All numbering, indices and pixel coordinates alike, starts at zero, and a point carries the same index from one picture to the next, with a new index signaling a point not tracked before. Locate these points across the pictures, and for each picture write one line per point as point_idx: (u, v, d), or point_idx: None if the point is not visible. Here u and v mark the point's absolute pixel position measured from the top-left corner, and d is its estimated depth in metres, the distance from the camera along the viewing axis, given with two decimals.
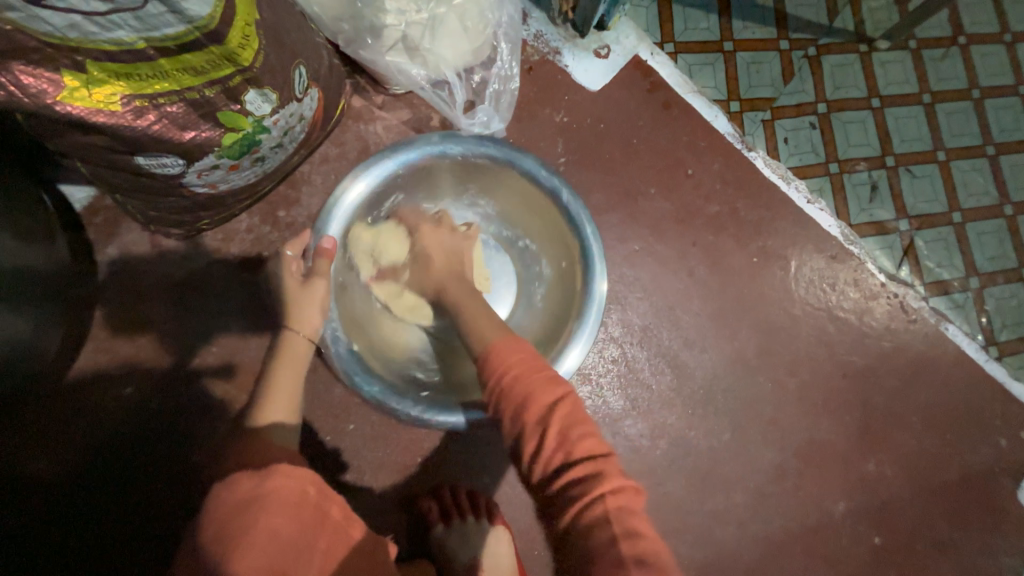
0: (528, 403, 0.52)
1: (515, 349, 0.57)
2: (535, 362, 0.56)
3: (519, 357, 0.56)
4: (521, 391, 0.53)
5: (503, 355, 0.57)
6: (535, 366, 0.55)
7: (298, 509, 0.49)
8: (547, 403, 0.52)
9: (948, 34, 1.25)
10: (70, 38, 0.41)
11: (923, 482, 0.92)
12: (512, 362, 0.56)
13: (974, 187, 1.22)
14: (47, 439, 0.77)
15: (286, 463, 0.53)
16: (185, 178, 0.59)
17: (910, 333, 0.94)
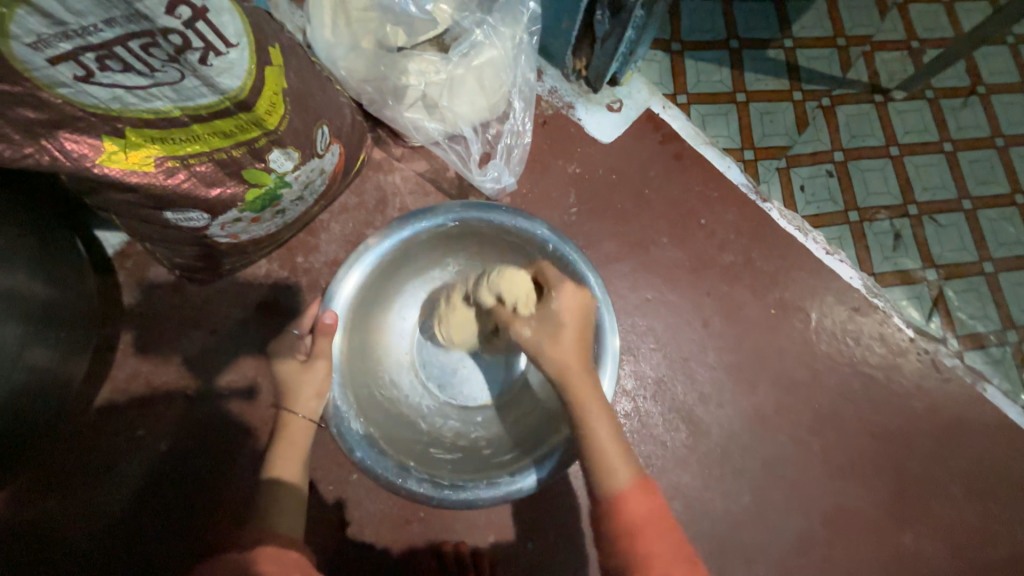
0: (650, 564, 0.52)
1: (643, 502, 0.55)
2: (662, 519, 0.55)
3: (647, 511, 0.55)
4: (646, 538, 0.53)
5: (630, 506, 0.54)
6: (663, 525, 0.55)
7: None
8: (675, 574, 0.51)
9: (966, 84, 1.24)
10: (113, 109, 0.44)
11: (969, 562, 0.83)
12: (636, 514, 0.54)
13: (1005, 236, 1.18)
14: (59, 480, 0.78)
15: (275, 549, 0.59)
16: (209, 230, 0.62)
17: (945, 393, 0.88)
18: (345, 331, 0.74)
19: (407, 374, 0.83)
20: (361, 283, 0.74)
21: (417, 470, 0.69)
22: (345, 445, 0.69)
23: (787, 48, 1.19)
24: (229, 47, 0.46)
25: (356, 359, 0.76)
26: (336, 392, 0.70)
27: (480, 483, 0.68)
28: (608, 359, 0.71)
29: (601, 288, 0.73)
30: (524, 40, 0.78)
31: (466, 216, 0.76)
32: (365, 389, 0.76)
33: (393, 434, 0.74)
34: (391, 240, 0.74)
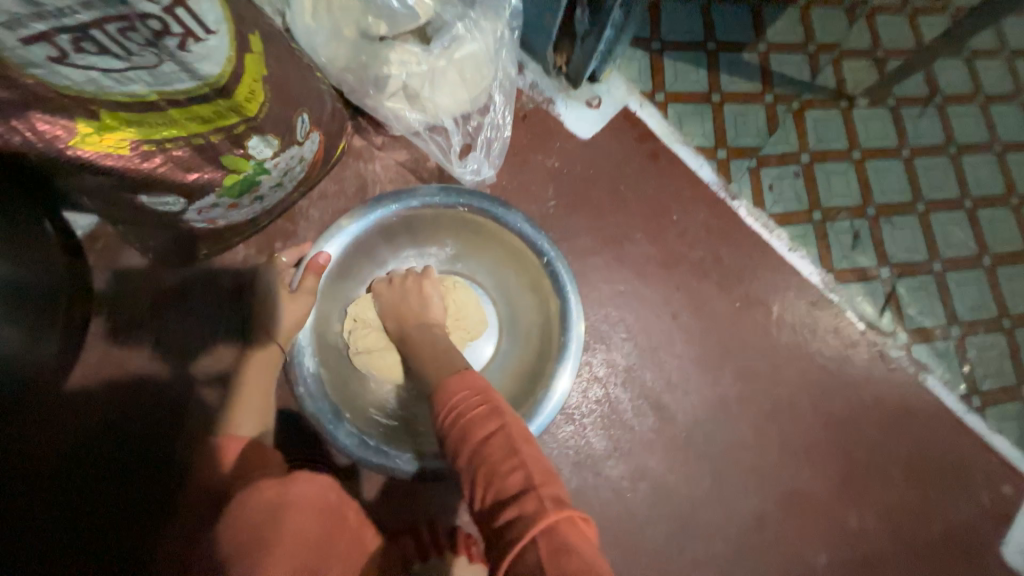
0: (480, 426, 0.52)
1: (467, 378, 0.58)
2: (485, 389, 0.56)
3: (469, 386, 0.57)
4: (462, 424, 0.53)
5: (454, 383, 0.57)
6: (483, 395, 0.55)
7: (319, 511, 0.58)
8: (485, 433, 0.51)
9: (924, 92, 1.32)
10: (88, 91, 0.44)
11: (905, 537, 0.91)
12: (462, 388, 0.56)
13: (953, 237, 1.26)
14: (21, 461, 0.77)
15: (307, 472, 0.61)
16: (186, 215, 0.62)
17: (889, 382, 0.95)
18: (329, 276, 0.78)
19: None
20: (353, 241, 0.78)
21: (348, 423, 0.72)
22: (293, 378, 0.72)
23: (760, 52, 1.23)
24: (209, 34, 0.45)
25: (329, 307, 0.81)
26: (305, 326, 0.75)
27: (402, 456, 0.72)
28: (567, 360, 0.76)
29: (579, 313, 0.77)
30: (505, 35, 0.79)
31: (475, 204, 0.78)
32: (329, 333, 0.80)
33: (342, 385, 0.77)
34: (399, 206, 0.78)
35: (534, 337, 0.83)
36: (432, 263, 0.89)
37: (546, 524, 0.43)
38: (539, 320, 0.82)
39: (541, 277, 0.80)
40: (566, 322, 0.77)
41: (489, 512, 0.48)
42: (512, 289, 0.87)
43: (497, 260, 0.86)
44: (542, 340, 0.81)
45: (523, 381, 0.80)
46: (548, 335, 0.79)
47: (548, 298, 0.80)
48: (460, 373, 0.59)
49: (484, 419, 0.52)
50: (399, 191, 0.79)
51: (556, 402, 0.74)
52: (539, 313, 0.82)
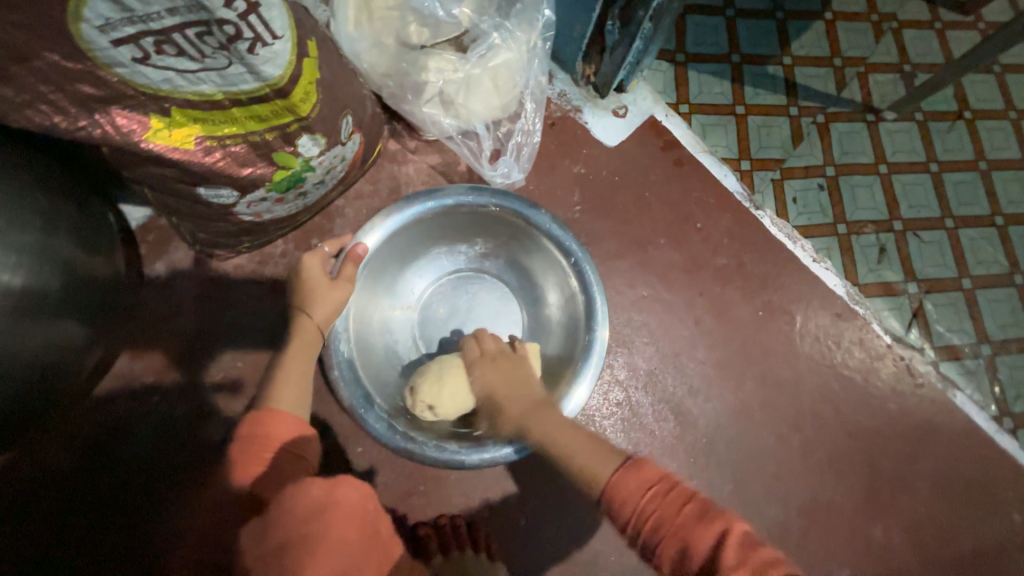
0: (690, 541, 0.49)
1: (636, 478, 0.54)
2: (665, 487, 0.53)
3: (644, 488, 0.53)
4: (672, 534, 0.50)
5: (624, 491, 0.54)
6: (675, 500, 0.52)
7: (360, 524, 0.53)
8: (708, 545, 0.48)
9: (954, 108, 1.31)
10: (163, 89, 0.48)
11: (934, 557, 0.89)
12: (640, 494, 0.53)
13: (984, 254, 1.24)
14: (63, 447, 0.81)
15: (350, 476, 0.56)
16: (237, 208, 0.66)
17: (917, 397, 0.94)
18: (365, 266, 0.82)
19: (406, 331, 0.89)
20: (391, 234, 0.81)
21: (379, 409, 0.75)
22: (329, 361, 0.75)
23: (785, 65, 1.24)
24: (275, 39, 0.50)
25: (365, 297, 0.84)
26: (341, 315, 0.78)
27: (429, 443, 0.74)
28: (592, 361, 0.77)
29: (604, 313, 0.79)
30: (538, 45, 0.83)
31: (509, 204, 0.81)
32: (363, 323, 0.83)
33: (372, 370, 0.81)
34: (435, 202, 0.81)
35: (560, 337, 0.85)
36: (462, 261, 0.92)
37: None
38: (564, 319, 0.85)
39: (570, 278, 0.82)
40: (592, 322, 0.78)
41: None
42: (539, 289, 0.89)
43: (526, 259, 0.89)
44: (568, 339, 0.82)
45: (547, 379, 0.81)
46: (574, 334, 0.81)
47: (576, 299, 0.82)
48: (637, 467, 0.55)
49: (695, 525, 0.49)
50: (437, 188, 0.82)
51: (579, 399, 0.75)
52: (565, 313, 0.85)
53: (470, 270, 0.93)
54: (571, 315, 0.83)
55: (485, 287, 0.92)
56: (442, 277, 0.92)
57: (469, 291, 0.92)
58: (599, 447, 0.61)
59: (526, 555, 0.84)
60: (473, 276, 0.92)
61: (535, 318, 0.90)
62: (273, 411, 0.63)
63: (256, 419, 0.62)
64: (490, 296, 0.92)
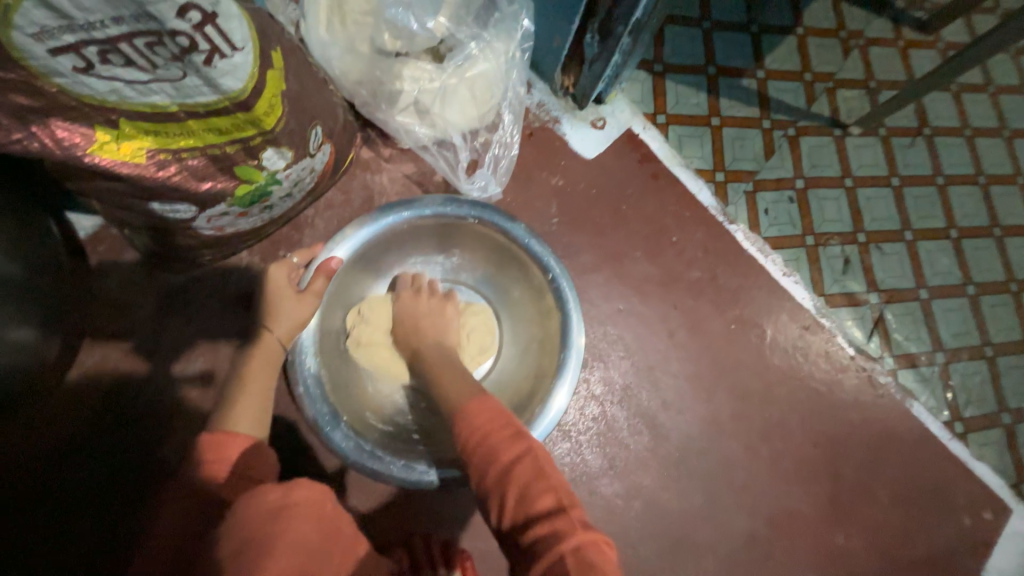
0: (499, 454, 0.53)
1: (483, 404, 0.58)
2: (502, 417, 0.57)
3: (485, 412, 0.57)
4: (486, 450, 0.53)
5: (470, 415, 0.57)
6: (500, 424, 0.56)
7: (323, 523, 0.50)
8: (510, 460, 0.52)
9: (914, 125, 1.36)
10: (109, 100, 0.44)
11: (890, 559, 0.93)
12: (480, 416, 0.57)
13: (939, 266, 1.30)
14: (6, 473, 0.76)
15: (308, 477, 0.53)
16: (196, 222, 0.62)
17: (877, 407, 0.98)
18: (337, 276, 0.79)
19: None
20: (363, 244, 0.79)
21: (346, 426, 0.72)
22: (294, 376, 0.72)
23: (759, 79, 1.27)
24: (235, 51, 0.46)
25: (335, 308, 0.81)
26: (309, 328, 0.75)
27: (399, 461, 0.72)
28: (567, 378, 0.77)
29: (580, 330, 0.78)
30: (517, 56, 0.81)
31: (485, 216, 0.79)
32: (331, 334, 0.80)
33: (340, 386, 0.78)
34: (409, 212, 0.79)
35: (536, 352, 0.84)
36: (438, 272, 0.90)
37: (573, 546, 0.45)
38: (540, 333, 0.84)
39: (547, 293, 0.81)
40: (568, 339, 0.77)
41: (511, 533, 0.50)
42: (516, 303, 0.88)
43: (503, 272, 0.88)
44: (544, 354, 0.82)
45: (523, 394, 0.80)
46: (549, 350, 0.80)
47: (552, 315, 0.81)
48: (480, 399, 0.59)
49: (503, 445, 0.53)
50: (411, 198, 0.80)
51: (552, 417, 0.75)
52: (541, 328, 0.84)
53: (446, 282, 0.91)
54: (547, 330, 0.82)
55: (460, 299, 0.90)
56: None
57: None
58: (463, 380, 0.67)
59: (502, 570, 0.84)
60: (449, 288, 0.91)
61: (511, 330, 0.89)
62: (224, 433, 0.59)
63: (207, 443, 0.57)
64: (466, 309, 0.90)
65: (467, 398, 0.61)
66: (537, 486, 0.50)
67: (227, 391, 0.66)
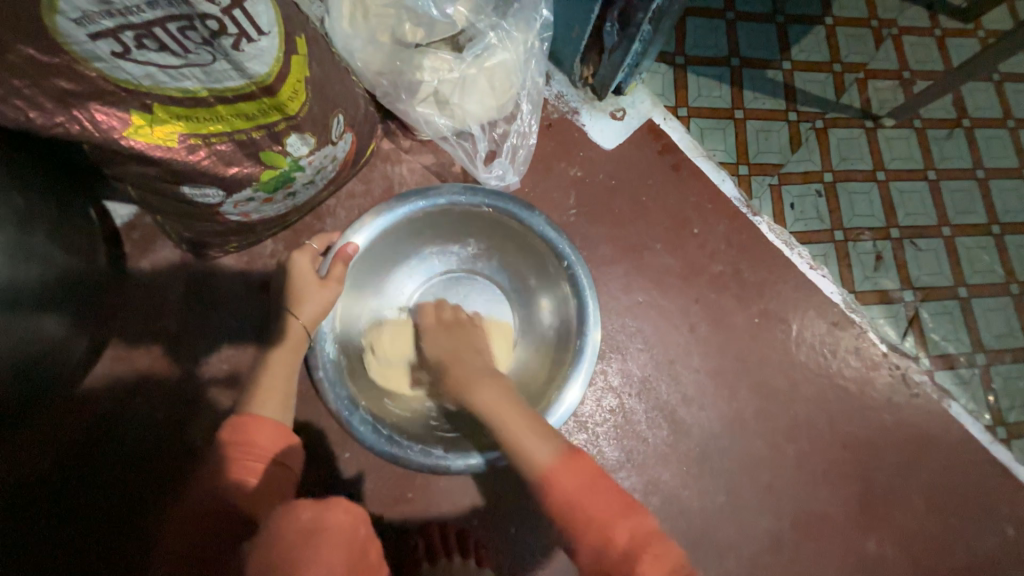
0: (602, 524, 0.54)
1: (573, 469, 0.58)
2: (595, 478, 0.58)
3: (579, 479, 0.58)
4: (591, 521, 0.54)
5: (560, 481, 0.58)
6: (594, 488, 0.57)
7: (351, 548, 0.49)
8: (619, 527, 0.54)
9: (952, 116, 1.30)
10: (144, 85, 0.46)
11: (926, 568, 0.88)
12: (573, 482, 0.57)
13: (980, 263, 1.23)
14: (44, 451, 0.80)
15: (341, 498, 0.53)
16: (223, 208, 0.64)
17: (911, 408, 0.93)
18: (355, 264, 0.80)
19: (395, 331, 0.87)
20: (381, 232, 0.80)
21: (364, 411, 0.74)
22: (313, 361, 0.74)
23: (785, 70, 1.24)
24: (261, 35, 0.48)
25: (354, 295, 0.83)
26: (329, 315, 0.76)
27: (415, 446, 0.73)
28: (582, 367, 0.77)
29: (596, 322, 0.78)
30: (535, 45, 0.82)
31: (501, 205, 0.80)
32: (350, 322, 0.82)
33: (358, 372, 0.80)
34: (426, 201, 0.80)
35: (552, 340, 0.83)
36: (454, 261, 0.90)
37: None
38: (556, 323, 0.83)
39: (563, 281, 0.81)
40: (583, 329, 0.78)
41: None
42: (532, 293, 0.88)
43: (519, 262, 0.87)
44: (559, 343, 0.82)
45: (538, 383, 0.80)
46: (565, 340, 0.80)
47: (568, 304, 0.81)
48: (569, 459, 0.60)
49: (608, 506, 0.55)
50: (428, 187, 0.81)
51: (567, 406, 0.75)
52: (557, 317, 0.83)
53: (463, 271, 0.91)
54: (563, 319, 0.82)
55: (476, 288, 0.90)
56: (434, 276, 0.90)
57: (460, 292, 0.90)
58: (537, 425, 0.65)
59: (516, 562, 0.83)
60: (465, 277, 0.91)
61: (527, 320, 0.88)
62: (255, 416, 0.62)
63: (234, 426, 0.61)
64: (482, 298, 0.90)
65: (554, 458, 0.60)
66: (641, 550, 0.52)
67: (255, 375, 0.70)
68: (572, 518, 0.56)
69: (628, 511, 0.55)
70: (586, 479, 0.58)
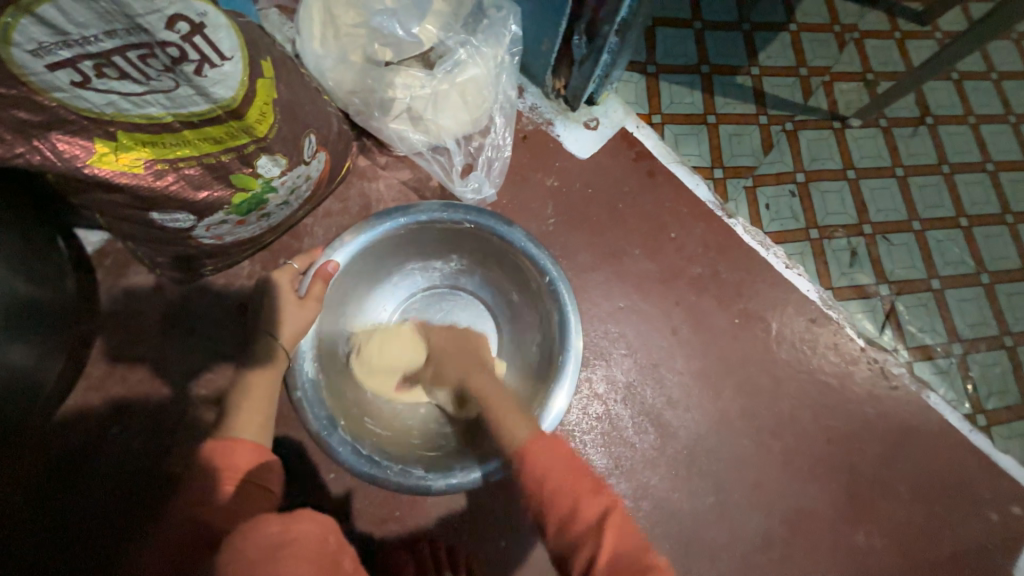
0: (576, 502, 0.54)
1: (549, 448, 0.59)
2: (572, 459, 0.59)
3: (553, 455, 0.59)
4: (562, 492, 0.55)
5: (536, 455, 0.59)
6: (572, 465, 0.58)
7: (322, 559, 0.46)
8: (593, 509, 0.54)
9: (915, 114, 1.35)
10: (106, 113, 0.46)
11: (915, 558, 0.89)
12: (548, 456, 0.59)
13: (950, 255, 1.27)
14: (15, 489, 0.77)
15: (310, 510, 0.51)
16: (194, 231, 0.64)
17: (892, 399, 0.95)
18: (336, 282, 0.80)
19: None
20: (362, 250, 0.80)
21: (344, 431, 0.72)
22: (293, 381, 0.73)
23: (753, 76, 1.27)
24: (224, 60, 0.49)
25: (335, 313, 0.82)
26: (307, 334, 0.75)
27: (395, 466, 0.72)
28: (566, 375, 0.76)
29: (578, 331, 0.78)
30: (505, 60, 0.84)
31: (482, 221, 0.80)
32: (331, 339, 0.81)
33: (340, 391, 0.78)
34: (407, 219, 0.80)
35: (536, 352, 0.83)
36: (436, 277, 0.92)
37: None
38: (540, 335, 0.83)
39: (546, 293, 0.81)
40: (566, 339, 0.77)
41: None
42: (514, 306, 0.89)
43: (501, 275, 0.88)
44: (544, 354, 0.81)
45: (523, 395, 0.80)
46: (549, 352, 0.80)
47: (550, 315, 0.81)
48: (546, 438, 0.61)
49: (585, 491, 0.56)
50: (407, 205, 0.81)
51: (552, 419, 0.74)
52: (541, 329, 0.84)
53: (445, 286, 0.92)
54: (546, 331, 0.82)
55: (458, 303, 0.92)
56: (416, 292, 0.92)
57: (443, 307, 0.91)
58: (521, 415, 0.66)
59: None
60: (448, 292, 0.92)
61: (511, 332, 0.89)
62: (230, 441, 0.61)
63: (212, 452, 0.60)
64: (464, 313, 0.91)
65: (531, 433, 0.62)
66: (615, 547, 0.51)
67: (233, 397, 0.68)
68: (547, 496, 0.55)
69: (592, 497, 0.55)
70: (557, 464, 0.58)
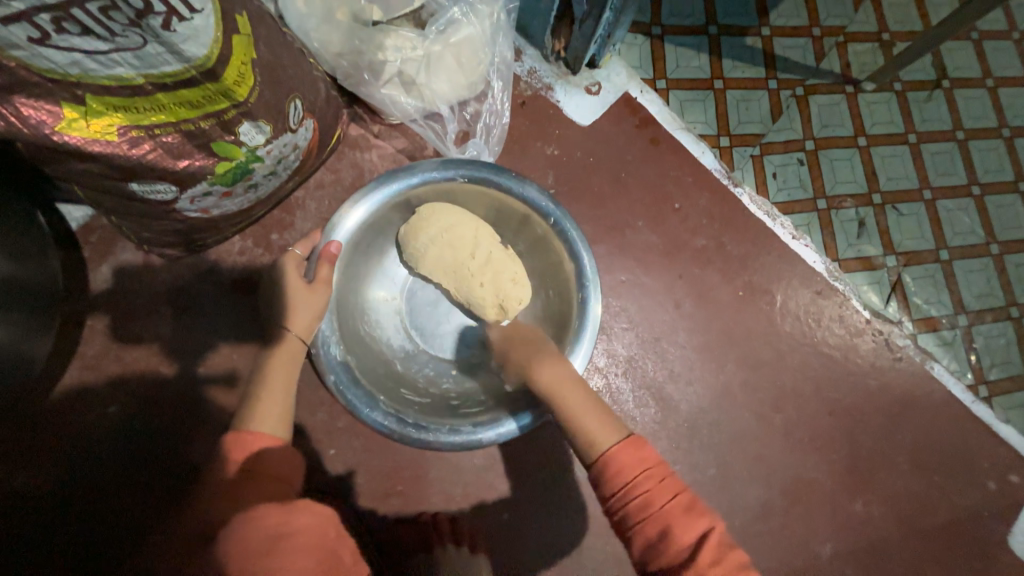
0: (672, 527, 0.52)
1: (637, 458, 0.56)
2: (661, 474, 0.55)
3: (643, 469, 0.55)
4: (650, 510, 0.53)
5: (624, 465, 0.55)
6: (665, 484, 0.54)
7: (319, 548, 0.48)
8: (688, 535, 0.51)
9: (932, 77, 1.28)
10: (71, 74, 0.43)
11: (911, 526, 0.90)
12: (636, 470, 0.55)
13: (961, 225, 1.24)
14: (16, 468, 0.77)
15: (308, 500, 0.53)
16: (178, 204, 0.61)
17: (895, 371, 0.94)
18: (341, 261, 0.77)
19: (392, 318, 0.86)
20: (361, 222, 0.76)
21: (384, 403, 0.73)
22: (322, 368, 0.71)
23: (764, 36, 1.20)
24: (194, 13, 0.45)
25: (346, 290, 0.80)
26: (325, 315, 0.73)
27: (443, 428, 0.72)
28: (588, 324, 0.75)
29: (591, 275, 0.76)
30: (502, 18, 0.78)
31: (476, 174, 0.77)
32: (348, 318, 0.79)
33: (370, 368, 0.78)
34: (401, 183, 0.76)
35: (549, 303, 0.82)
36: None
37: None
38: (551, 286, 0.82)
39: (552, 242, 0.79)
40: (580, 288, 0.75)
41: None
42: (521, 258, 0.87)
43: (503, 228, 0.86)
44: (559, 304, 0.80)
45: None
46: (564, 301, 0.79)
47: (560, 266, 0.79)
48: (632, 446, 0.57)
49: (679, 513, 0.52)
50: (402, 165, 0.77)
51: (580, 365, 0.73)
52: (550, 281, 0.82)
53: None
54: (557, 281, 0.81)
55: None
56: None
57: None
58: (604, 415, 0.61)
59: (511, 546, 0.84)
60: None
61: None
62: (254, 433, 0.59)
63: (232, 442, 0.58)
64: None
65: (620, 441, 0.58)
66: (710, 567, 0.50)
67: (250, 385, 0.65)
68: (635, 513, 0.53)
69: (689, 516, 0.52)
70: (649, 478, 0.55)
